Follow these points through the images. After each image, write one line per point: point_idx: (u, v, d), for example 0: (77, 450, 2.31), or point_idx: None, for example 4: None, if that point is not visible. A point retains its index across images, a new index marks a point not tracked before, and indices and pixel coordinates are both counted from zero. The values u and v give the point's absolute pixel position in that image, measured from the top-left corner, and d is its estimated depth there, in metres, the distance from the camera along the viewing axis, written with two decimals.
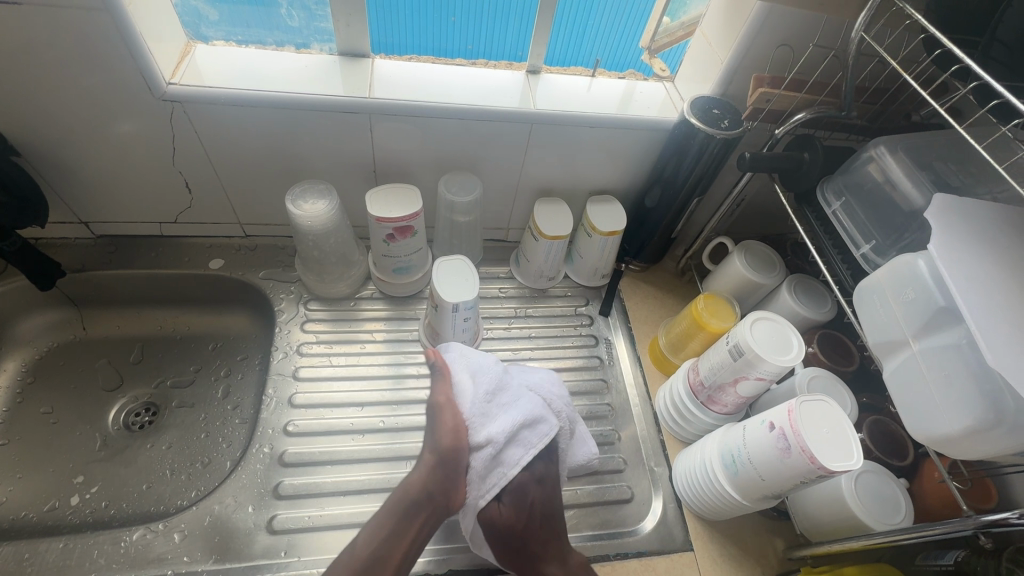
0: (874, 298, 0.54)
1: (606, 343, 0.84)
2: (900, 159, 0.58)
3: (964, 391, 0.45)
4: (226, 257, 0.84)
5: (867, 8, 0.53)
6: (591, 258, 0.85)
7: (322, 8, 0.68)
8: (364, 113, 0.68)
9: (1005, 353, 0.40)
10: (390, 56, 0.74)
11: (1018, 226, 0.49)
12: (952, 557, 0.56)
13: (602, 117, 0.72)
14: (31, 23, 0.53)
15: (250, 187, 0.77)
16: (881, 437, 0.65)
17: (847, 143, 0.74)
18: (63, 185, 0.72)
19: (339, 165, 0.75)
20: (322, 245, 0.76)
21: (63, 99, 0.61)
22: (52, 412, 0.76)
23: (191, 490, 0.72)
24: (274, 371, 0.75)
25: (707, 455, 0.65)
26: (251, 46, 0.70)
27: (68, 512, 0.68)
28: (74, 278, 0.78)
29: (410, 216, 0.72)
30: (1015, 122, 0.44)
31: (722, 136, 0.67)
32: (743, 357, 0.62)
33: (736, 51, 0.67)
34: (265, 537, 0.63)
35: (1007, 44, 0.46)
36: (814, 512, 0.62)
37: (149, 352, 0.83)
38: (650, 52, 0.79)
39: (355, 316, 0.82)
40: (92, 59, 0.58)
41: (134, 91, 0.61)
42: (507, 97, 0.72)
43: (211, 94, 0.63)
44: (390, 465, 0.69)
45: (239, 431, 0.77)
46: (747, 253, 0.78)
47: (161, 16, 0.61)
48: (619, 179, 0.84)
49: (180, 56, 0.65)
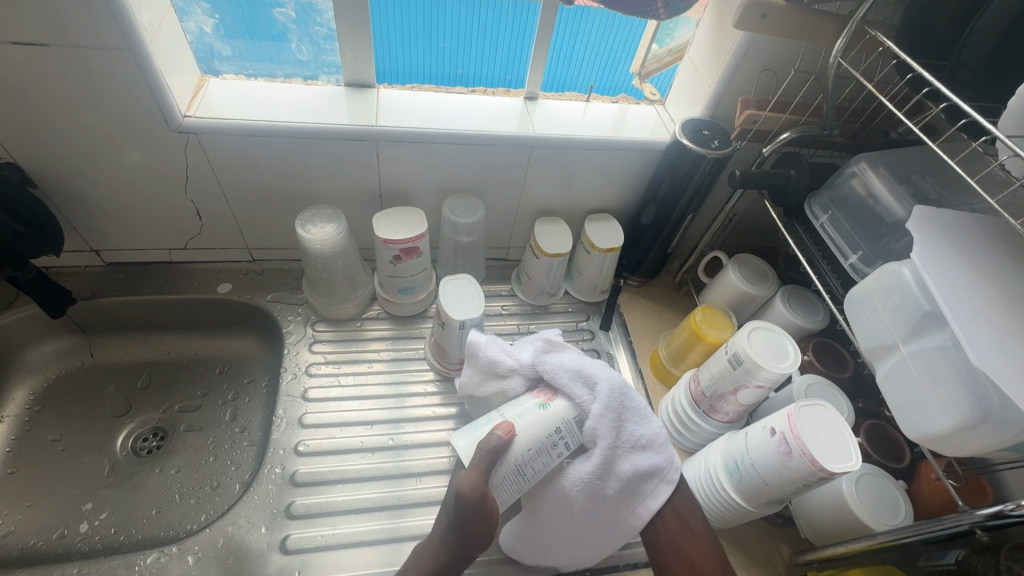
0: (864, 305, 0.57)
1: (608, 357, 0.86)
2: (881, 174, 0.62)
3: (953, 390, 0.48)
4: (234, 281, 0.85)
5: (843, 35, 0.57)
6: (591, 275, 0.88)
7: (330, 43, 0.72)
8: (371, 140, 0.71)
9: (989, 354, 0.42)
10: (393, 85, 0.77)
11: (996, 234, 0.52)
12: (954, 556, 0.58)
13: (599, 139, 0.76)
14: (57, 61, 0.56)
15: (259, 213, 0.79)
16: (877, 440, 0.68)
17: (831, 160, 0.78)
18: (77, 214, 0.74)
19: (345, 190, 0.78)
20: (330, 267, 0.78)
21: (82, 132, 0.64)
22: (60, 439, 0.76)
23: (201, 514, 0.72)
24: (284, 392, 0.76)
25: (711, 462, 0.66)
26: (260, 79, 0.73)
27: (78, 539, 0.69)
28: (84, 305, 0.79)
29: (415, 238, 0.74)
30: (983, 138, 0.47)
31: (713, 155, 0.71)
32: (742, 365, 0.64)
33: (723, 76, 0.71)
34: (279, 557, 0.63)
35: (973, 69, 0.50)
36: (819, 515, 0.64)
37: (156, 378, 0.84)
38: (641, 77, 0.83)
39: (360, 336, 0.84)
40: (115, 93, 0.60)
41: (151, 122, 0.64)
42: (508, 122, 0.75)
43: (223, 125, 0.65)
44: (399, 482, 0.70)
45: (247, 453, 0.77)
46: (740, 266, 0.81)
47: (177, 52, 0.64)
48: (615, 198, 0.87)
49: (195, 90, 0.68)
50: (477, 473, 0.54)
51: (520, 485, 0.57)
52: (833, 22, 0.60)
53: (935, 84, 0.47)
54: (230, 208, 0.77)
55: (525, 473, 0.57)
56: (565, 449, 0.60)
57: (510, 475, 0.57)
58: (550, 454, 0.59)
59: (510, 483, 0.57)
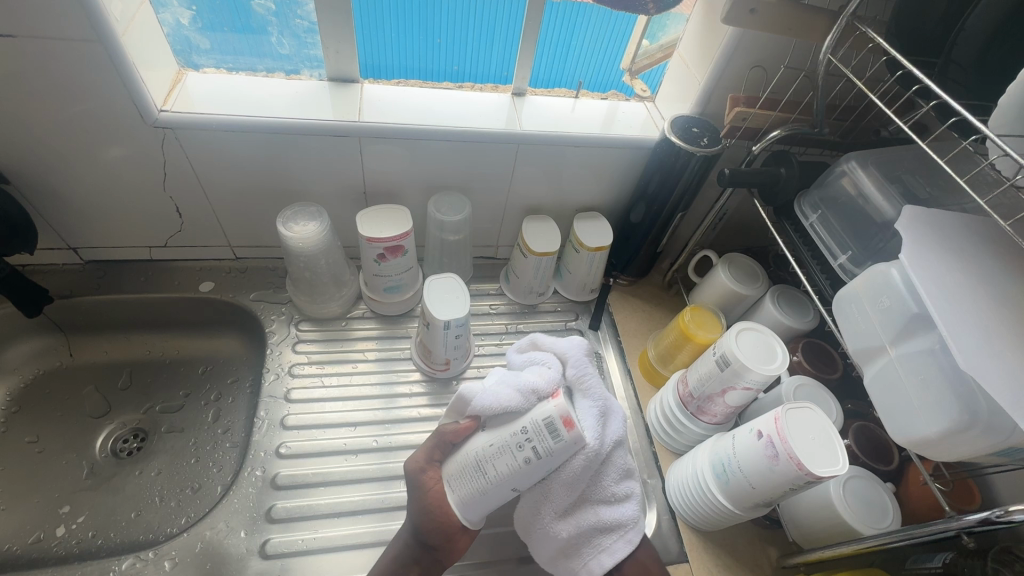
0: (853, 306, 0.56)
1: (597, 357, 0.85)
2: (871, 173, 0.61)
3: (940, 394, 0.47)
4: (217, 280, 0.84)
5: (833, 32, 0.56)
6: (580, 274, 0.87)
7: (313, 36, 0.70)
8: (354, 137, 0.69)
9: (977, 358, 0.42)
10: (379, 80, 0.75)
11: (985, 235, 0.51)
12: (941, 559, 0.57)
13: (588, 136, 0.75)
14: (26, 54, 0.55)
15: (241, 210, 0.77)
16: (866, 442, 0.67)
17: (822, 158, 0.77)
18: (53, 212, 0.72)
19: (330, 187, 0.76)
20: (314, 265, 0.76)
21: (54, 126, 0.62)
22: (37, 441, 0.74)
23: (181, 517, 0.71)
24: (266, 393, 0.75)
25: (698, 465, 0.66)
26: (241, 73, 0.72)
27: (54, 544, 0.67)
28: (61, 304, 0.77)
29: (401, 236, 0.73)
30: (972, 138, 0.46)
31: (702, 153, 0.70)
32: (730, 367, 0.63)
33: (712, 73, 0.69)
34: (258, 562, 0.62)
35: (963, 66, 0.49)
36: (807, 518, 0.63)
37: (137, 378, 0.82)
38: (632, 73, 0.81)
39: (346, 336, 0.83)
40: (87, 87, 0.59)
41: (126, 117, 0.62)
42: (495, 118, 0.74)
43: (201, 120, 0.64)
44: (383, 485, 0.69)
45: (230, 455, 0.76)
46: (730, 266, 0.80)
47: (153, 45, 0.63)
48: (605, 196, 0.86)
49: (172, 85, 0.67)
50: (431, 457, 0.59)
51: (478, 485, 0.55)
52: (823, 19, 0.59)
53: (925, 82, 0.46)
54: (211, 205, 0.76)
55: (484, 471, 0.55)
56: (534, 454, 0.54)
57: (468, 468, 0.56)
58: (513, 456, 0.54)
59: (467, 478, 0.56)
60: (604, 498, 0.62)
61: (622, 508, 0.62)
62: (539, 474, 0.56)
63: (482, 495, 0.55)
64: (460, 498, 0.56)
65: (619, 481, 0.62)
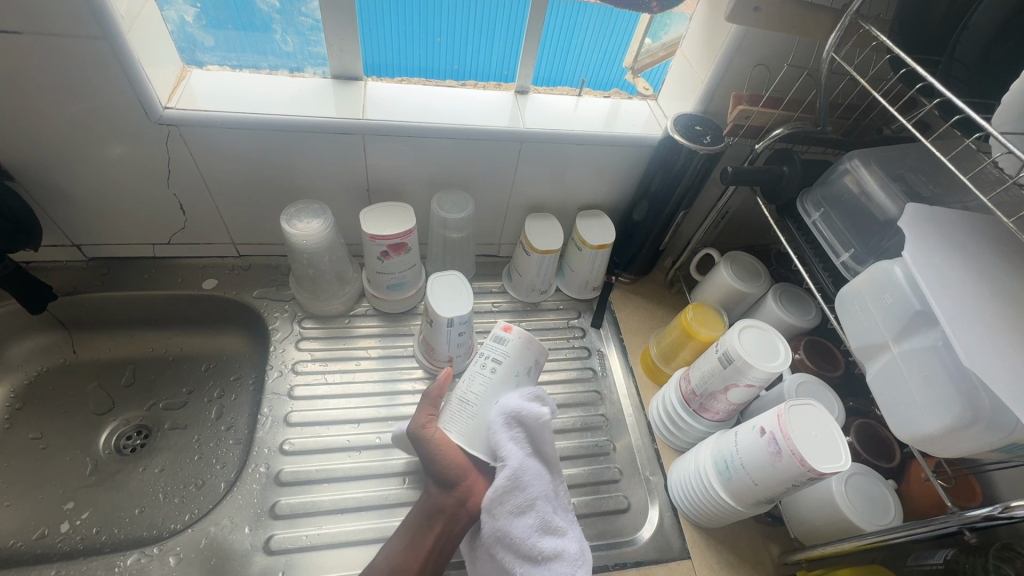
0: (855, 304, 0.56)
1: (599, 355, 0.86)
2: (874, 171, 0.61)
3: (943, 390, 0.47)
4: (220, 277, 0.84)
5: (836, 31, 0.56)
6: (582, 271, 0.87)
7: (317, 34, 0.70)
8: (357, 134, 0.69)
9: (980, 354, 0.42)
10: (382, 78, 0.76)
11: (988, 233, 0.51)
12: (942, 556, 0.58)
13: (591, 134, 0.75)
14: (31, 51, 0.55)
15: (244, 207, 0.78)
16: (868, 440, 0.67)
17: (824, 156, 0.77)
18: (57, 209, 0.72)
19: (333, 184, 0.76)
20: (317, 263, 0.77)
21: (59, 123, 0.62)
22: (41, 437, 0.75)
23: (185, 513, 0.71)
24: (269, 390, 0.75)
25: (701, 462, 0.66)
26: (245, 71, 0.72)
27: (58, 540, 0.67)
28: (65, 301, 0.77)
29: (404, 233, 0.73)
30: (976, 136, 0.47)
31: (705, 151, 0.70)
32: (732, 364, 0.64)
33: (715, 71, 0.70)
34: (262, 558, 0.62)
35: (967, 66, 0.49)
36: (808, 515, 0.64)
37: (140, 374, 0.82)
38: (634, 71, 0.82)
39: (349, 333, 0.83)
40: (92, 84, 0.59)
41: (131, 115, 0.62)
42: (498, 116, 0.74)
43: (205, 118, 0.64)
44: (387, 481, 0.69)
45: (233, 451, 0.76)
46: (732, 264, 0.81)
47: (157, 42, 0.63)
48: (607, 194, 0.86)
49: (176, 82, 0.67)
50: (429, 414, 0.64)
51: (468, 412, 0.63)
52: (826, 17, 0.59)
53: (928, 80, 0.46)
54: (215, 203, 0.76)
55: (468, 400, 0.63)
56: (496, 363, 0.65)
57: (454, 406, 0.64)
58: (483, 372, 0.65)
59: (456, 411, 0.63)
60: (529, 551, 0.57)
61: (546, 571, 0.57)
62: (512, 377, 0.65)
63: (468, 420, 0.63)
64: (457, 431, 0.62)
65: (541, 539, 0.58)
